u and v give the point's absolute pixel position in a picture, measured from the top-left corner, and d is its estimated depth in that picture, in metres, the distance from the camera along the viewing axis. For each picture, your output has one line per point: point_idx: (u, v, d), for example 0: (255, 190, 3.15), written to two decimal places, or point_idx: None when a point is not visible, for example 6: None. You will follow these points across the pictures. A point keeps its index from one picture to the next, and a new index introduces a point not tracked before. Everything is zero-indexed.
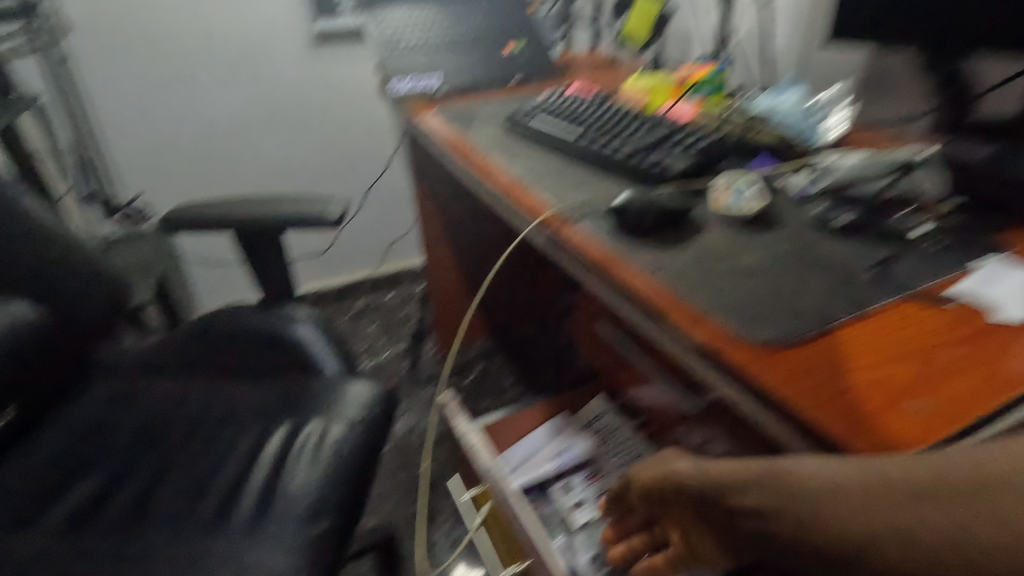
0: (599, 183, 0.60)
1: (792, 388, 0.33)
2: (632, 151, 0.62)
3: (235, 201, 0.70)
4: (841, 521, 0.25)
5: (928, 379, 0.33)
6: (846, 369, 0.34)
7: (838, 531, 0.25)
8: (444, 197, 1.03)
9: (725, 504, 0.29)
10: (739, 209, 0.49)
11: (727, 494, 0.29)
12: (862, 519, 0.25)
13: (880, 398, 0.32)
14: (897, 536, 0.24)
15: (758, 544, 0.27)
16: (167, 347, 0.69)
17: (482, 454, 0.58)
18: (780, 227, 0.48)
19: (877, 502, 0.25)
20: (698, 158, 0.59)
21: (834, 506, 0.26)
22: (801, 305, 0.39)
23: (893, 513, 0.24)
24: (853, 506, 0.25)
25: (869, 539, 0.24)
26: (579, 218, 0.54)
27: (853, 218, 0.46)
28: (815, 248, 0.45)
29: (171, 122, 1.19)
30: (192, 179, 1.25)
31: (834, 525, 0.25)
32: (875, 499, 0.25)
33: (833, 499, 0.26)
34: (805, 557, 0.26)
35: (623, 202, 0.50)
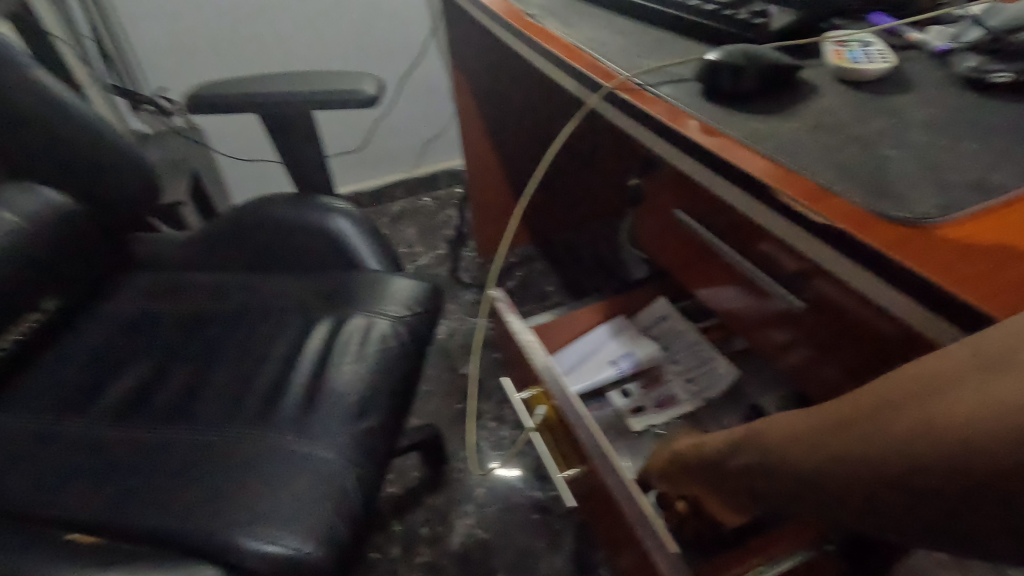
0: (679, 47, 0.51)
1: (931, 265, 0.26)
2: (720, 6, 0.51)
3: (261, 80, 0.63)
4: (873, 423, 0.21)
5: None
6: (1020, 249, 0.26)
7: (868, 440, 0.21)
8: (487, 83, 0.93)
9: (784, 437, 0.26)
10: (862, 66, 0.40)
11: (784, 428, 0.27)
12: (891, 418, 0.21)
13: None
14: (933, 425, 0.19)
15: (798, 480, 0.25)
16: (204, 239, 0.66)
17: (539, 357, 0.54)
18: (913, 89, 0.39)
19: (906, 398, 0.21)
20: (804, 12, 0.48)
21: (865, 414, 0.22)
22: (953, 176, 0.31)
23: (930, 405, 0.20)
24: (890, 407, 0.21)
25: (892, 436, 0.20)
26: (657, 84, 0.45)
27: (1018, 75, 0.37)
28: (963, 113, 0.36)
29: (193, 2, 1.09)
30: (220, 67, 1.18)
31: (863, 430, 0.22)
32: (923, 388, 0.21)
33: (870, 408, 0.22)
34: (840, 480, 0.22)
35: (715, 58, 0.41)
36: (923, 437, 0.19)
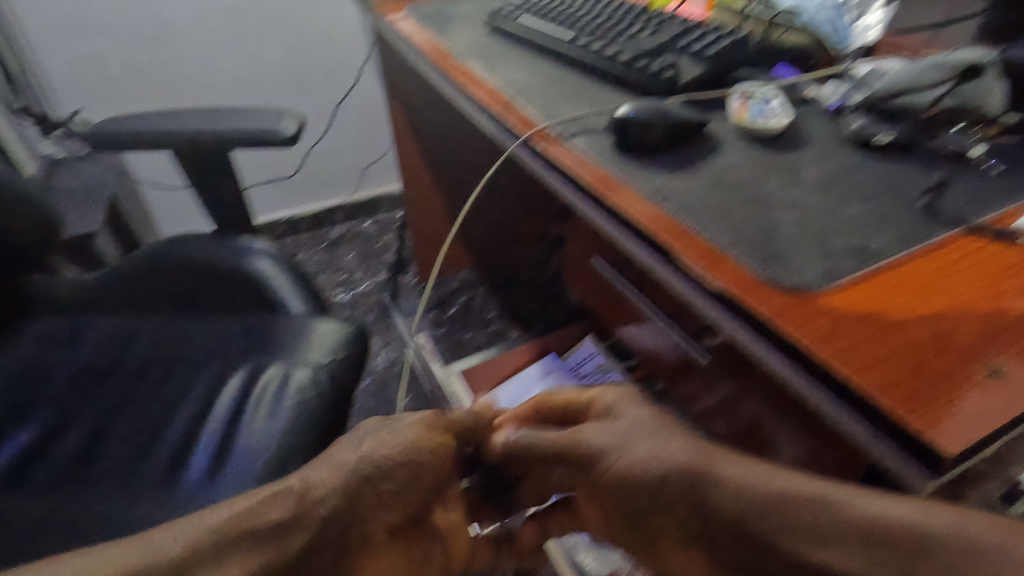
0: (597, 95, 0.51)
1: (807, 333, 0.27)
2: (634, 56, 0.53)
3: (171, 117, 0.60)
4: (832, 530, 0.23)
5: (1004, 332, 0.27)
6: (891, 318, 0.27)
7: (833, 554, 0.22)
8: (420, 114, 0.93)
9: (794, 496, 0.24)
10: (761, 122, 0.42)
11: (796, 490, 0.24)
12: (856, 533, 0.22)
13: (934, 339, 0.26)
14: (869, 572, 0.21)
15: (738, 566, 0.25)
16: (111, 281, 0.62)
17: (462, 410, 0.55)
18: (808, 147, 0.41)
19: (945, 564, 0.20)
20: (712, 66, 0.50)
21: (819, 514, 0.23)
22: (838, 241, 0.32)
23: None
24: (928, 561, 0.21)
25: (855, 554, 0.22)
26: (571, 135, 0.45)
27: (899, 136, 0.39)
28: (849, 173, 0.38)
29: (109, 24, 1.04)
30: (140, 90, 1.12)
31: (824, 543, 0.23)
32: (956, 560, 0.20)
33: (822, 507, 0.23)
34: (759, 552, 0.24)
35: (623, 113, 0.42)
36: (897, 564, 0.21)
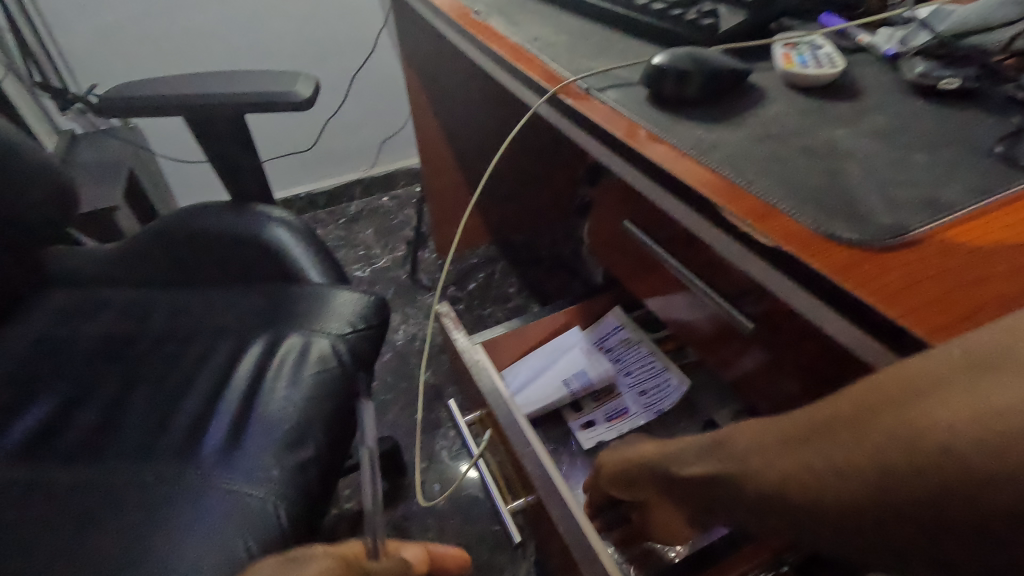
0: (628, 48, 0.48)
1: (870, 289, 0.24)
2: (668, 5, 0.49)
3: (184, 82, 0.58)
4: (785, 486, 0.22)
5: None
6: (967, 274, 0.25)
7: (785, 510, 0.22)
8: (438, 81, 0.90)
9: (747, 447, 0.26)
10: (810, 70, 0.39)
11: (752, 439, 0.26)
12: (795, 487, 0.22)
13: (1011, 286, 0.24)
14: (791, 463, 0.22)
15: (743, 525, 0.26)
16: (129, 254, 0.61)
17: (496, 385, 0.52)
18: (863, 96, 0.38)
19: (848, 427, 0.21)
20: (753, 13, 0.46)
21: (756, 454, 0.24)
22: (905, 191, 0.29)
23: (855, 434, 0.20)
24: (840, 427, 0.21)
25: (785, 476, 0.22)
26: (601, 89, 0.42)
27: (966, 82, 0.36)
28: (911, 122, 0.34)
29: None
30: (155, 63, 1.11)
31: (767, 474, 0.23)
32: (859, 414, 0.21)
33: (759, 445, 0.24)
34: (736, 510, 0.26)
35: (659, 61, 0.39)
36: (822, 475, 0.21)
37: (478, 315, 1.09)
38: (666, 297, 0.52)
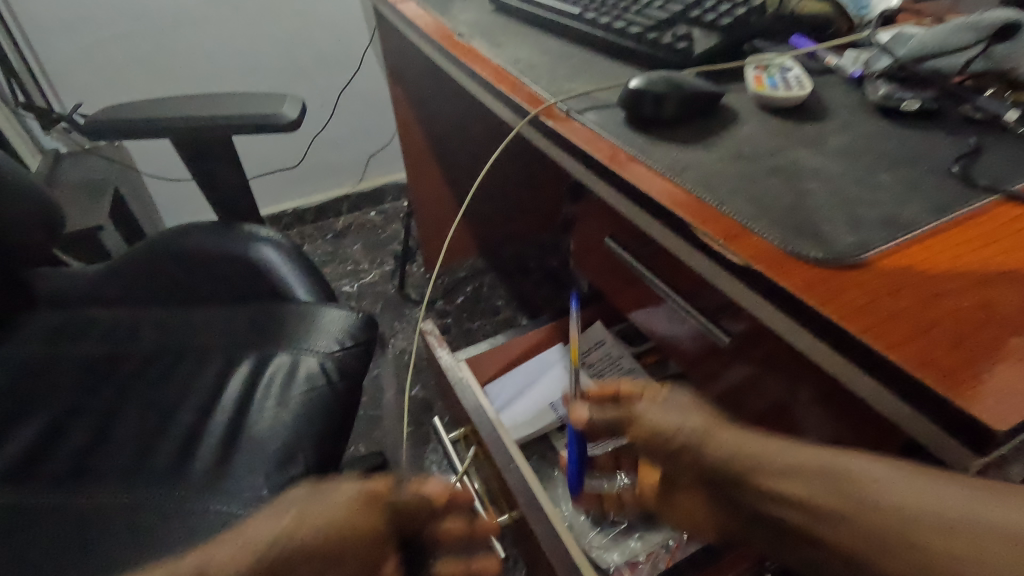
0: (606, 70, 0.50)
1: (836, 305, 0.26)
2: (645, 29, 0.51)
3: (171, 103, 0.58)
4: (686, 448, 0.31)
5: None
6: (915, 283, 0.26)
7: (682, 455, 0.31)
8: (424, 99, 0.91)
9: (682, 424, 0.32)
10: (780, 92, 0.40)
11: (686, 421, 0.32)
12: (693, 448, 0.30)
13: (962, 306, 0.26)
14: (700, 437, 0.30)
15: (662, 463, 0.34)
16: (115, 274, 0.61)
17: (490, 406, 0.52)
18: (830, 117, 0.39)
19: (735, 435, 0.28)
20: (725, 37, 0.48)
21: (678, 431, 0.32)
22: (868, 210, 0.31)
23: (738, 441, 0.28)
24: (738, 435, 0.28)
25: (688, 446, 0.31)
26: (581, 111, 0.44)
27: (927, 103, 0.37)
28: (874, 142, 0.36)
29: (106, 13, 1.02)
30: (140, 81, 1.11)
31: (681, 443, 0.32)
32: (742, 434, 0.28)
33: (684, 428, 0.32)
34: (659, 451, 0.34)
35: (635, 85, 0.40)
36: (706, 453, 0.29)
37: (466, 329, 1.09)
38: (648, 312, 0.53)
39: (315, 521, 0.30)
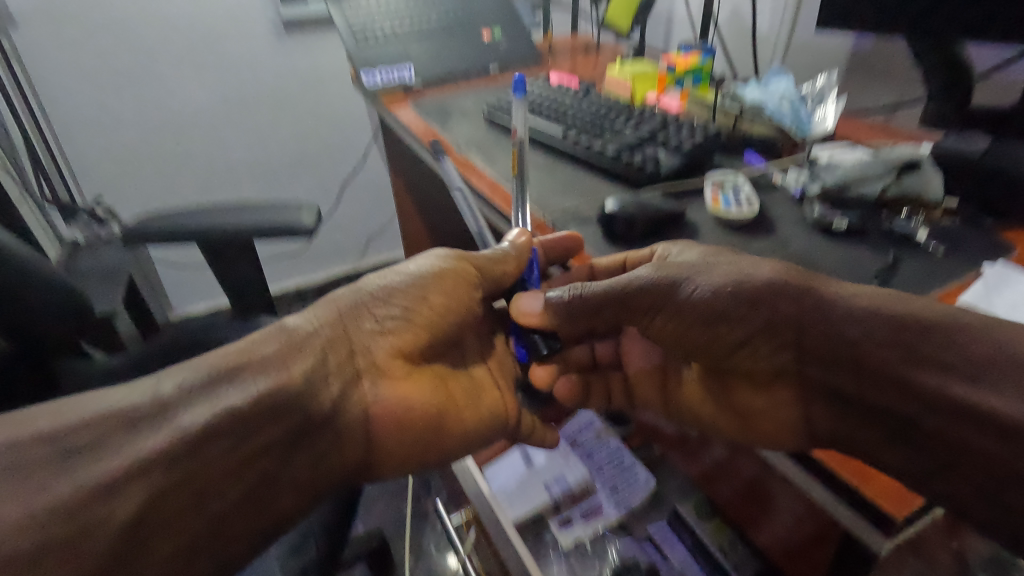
0: (587, 184, 0.58)
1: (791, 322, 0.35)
2: (619, 149, 0.59)
3: (200, 212, 0.66)
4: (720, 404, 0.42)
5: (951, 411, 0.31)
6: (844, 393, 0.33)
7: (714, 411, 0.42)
8: (424, 194, 1.00)
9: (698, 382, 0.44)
10: (733, 209, 0.48)
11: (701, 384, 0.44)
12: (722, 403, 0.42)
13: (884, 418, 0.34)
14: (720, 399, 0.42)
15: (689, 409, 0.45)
16: (140, 367, 0.66)
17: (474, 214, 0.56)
18: (776, 233, 0.46)
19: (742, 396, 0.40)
20: (687, 158, 0.57)
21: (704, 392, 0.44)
22: None
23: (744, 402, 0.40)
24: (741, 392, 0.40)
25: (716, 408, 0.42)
26: (564, 225, 0.51)
27: (853, 222, 0.44)
28: (814, 255, 0.43)
29: (135, 116, 1.14)
30: (157, 175, 1.21)
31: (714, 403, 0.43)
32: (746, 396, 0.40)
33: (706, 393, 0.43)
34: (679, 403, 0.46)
35: (610, 206, 0.47)
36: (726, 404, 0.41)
37: None
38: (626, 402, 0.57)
39: (408, 276, 0.44)
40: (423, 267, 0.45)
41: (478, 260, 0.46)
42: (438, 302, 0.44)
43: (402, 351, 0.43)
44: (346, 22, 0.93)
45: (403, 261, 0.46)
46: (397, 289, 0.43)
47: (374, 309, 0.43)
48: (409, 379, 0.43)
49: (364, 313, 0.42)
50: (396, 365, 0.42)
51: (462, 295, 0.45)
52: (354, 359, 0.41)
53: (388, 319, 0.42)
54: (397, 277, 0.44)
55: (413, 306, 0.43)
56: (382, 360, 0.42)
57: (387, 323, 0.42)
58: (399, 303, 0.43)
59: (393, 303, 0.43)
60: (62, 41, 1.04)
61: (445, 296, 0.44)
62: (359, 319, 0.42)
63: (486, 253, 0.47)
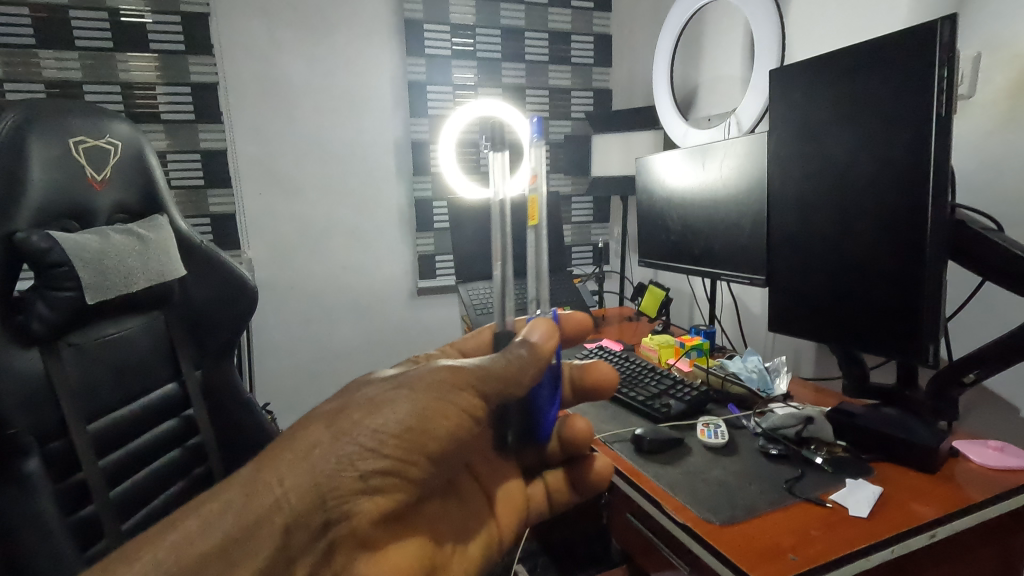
0: (626, 416, 0.93)
1: None
2: (645, 397, 0.95)
3: None
4: None
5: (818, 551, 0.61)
6: (764, 535, 0.61)
7: None
8: None
9: None
10: (712, 439, 0.81)
11: None
12: None
13: (773, 557, 0.57)
14: None
15: None
16: None
17: (500, 270, 0.53)
18: (736, 456, 0.78)
19: None
20: (688, 405, 0.92)
21: None
22: (740, 500, 0.67)
23: None
24: None
25: None
26: (612, 442, 0.85)
27: (777, 449, 0.77)
28: (758, 470, 0.74)
29: (309, 345, 1.72)
30: (308, 383, 1.75)
31: None
32: None
33: None
34: None
35: (639, 433, 0.82)
36: None
37: None
38: (633, 519, 0.79)
39: (398, 419, 0.41)
40: (408, 392, 0.42)
41: (479, 379, 0.44)
42: (433, 447, 0.42)
43: (380, 515, 0.41)
44: (468, 299, 1.47)
45: (381, 382, 0.43)
46: (390, 435, 0.40)
47: (361, 463, 0.39)
48: (388, 546, 0.43)
49: (348, 465, 0.39)
50: (372, 529, 0.41)
51: (457, 424, 0.43)
52: (323, 530, 0.39)
53: (374, 476, 0.40)
54: (391, 416, 0.41)
55: (404, 457, 0.41)
56: (357, 527, 0.40)
57: (374, 476, 0.40)
58: (388, 455, 0.40)
59: (382, 455, 0.40)
60: (280, 297, 1.67)
61: (442, 430, 0.42)
62: (339, 480, 0.39)
63: (482, 367, 0.45)
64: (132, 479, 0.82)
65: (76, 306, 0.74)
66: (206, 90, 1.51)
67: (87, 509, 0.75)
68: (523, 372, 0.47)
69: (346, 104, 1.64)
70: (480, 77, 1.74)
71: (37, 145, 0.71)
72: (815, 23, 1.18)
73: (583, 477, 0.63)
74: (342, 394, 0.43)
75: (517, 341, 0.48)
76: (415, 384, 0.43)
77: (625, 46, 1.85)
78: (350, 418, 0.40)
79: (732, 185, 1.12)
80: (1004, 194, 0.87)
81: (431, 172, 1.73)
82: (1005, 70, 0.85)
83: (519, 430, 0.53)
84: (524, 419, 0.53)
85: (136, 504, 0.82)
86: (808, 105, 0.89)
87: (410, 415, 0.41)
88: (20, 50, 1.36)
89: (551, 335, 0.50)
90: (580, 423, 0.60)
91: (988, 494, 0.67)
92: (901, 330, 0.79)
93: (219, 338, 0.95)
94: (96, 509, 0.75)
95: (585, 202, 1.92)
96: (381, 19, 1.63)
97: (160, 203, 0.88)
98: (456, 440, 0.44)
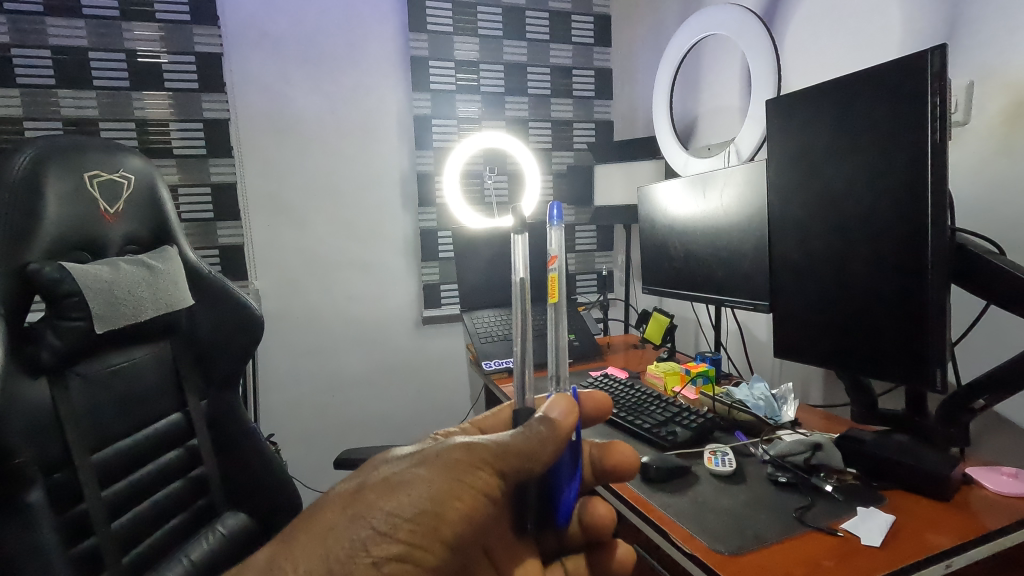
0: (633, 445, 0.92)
1: None
2: (651, 424, 0.94)
3: None
4: None
5: None
6: (774, 564, 0.60)
7: None
8: None
9: None
10: (720, 468, 0.80)
11: None
12: None
13: None
14: None
15: None
16: None
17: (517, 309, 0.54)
18: (744, 485, 0.77)
19: None
20: (694, 433, 0.91)
21: None
22: (749, 529, 0.66)
23: None
24: None
25: None
26: None
27: (787, 478, 0.76)
28: (767, 499, 0.73)
29: (315, 375, 1.72)
30: (313, 414, 1.74)
31: None
32: None
33: None
34: None
35: (645, 461, 0.81)
36: None
37: None
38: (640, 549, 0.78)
39: (414, 501, 0.41)
40: (423, 471, 0.43)
41: (496, 455, 0.45)
42: (448, 531, 0.42)
43: None
44: (473, 328, 1.48)
45: (397, 462, 0.44)
46: (405, 518, 0.41)
47: (376, 548, 0.39)
48: None
49: (361, 551, 0.39)
50: None
51: (472, 505, 0.43)
52: None
53: (388, 563, 0.39)
54: (406, 498, 0.41)
55: (417, 542, 0.41)
56: None
57: (389, 563, 0.40)
58: (402, 539, 0.40)
59: (396, 540, 0.40)
60: (285, 328, 1.68)
61: (457, 514, 0.42)
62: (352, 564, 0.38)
63: (500, 446, 0.45)
64: (135, 509, 0.82)
65: (85, 334, 0.75)
66: (218, 126, 1.55)
67: (89, 541, 0.74)
68: (540, 448, 0.46)
69: (353, 139, 1.68)
70: (484, 110, 1.79)
71: (53, 181, 0.73)
72: (809, 56, 1.21)
73: (605, 562, 0.62)
74: (359, 473, 0.44)
75: (535, 418, 0.47)
76: (432, 463, 0.43)
77: (625, 80, 1.90)
78: (366, 500, 0.41)
79: (732, 212, 1.13)
80: (1005, 219, 0.87)
81: (436, 203, 1.76)
82: (998, 96, 0.86)
83: (536, 505, 0.52)
84: (544, 499, 0.51)
85: (137, 534, 0.81)
86: (804, 134, 0.91)
87: (424, 497, 0.42)
88: (39, 90, 1.41)
89: (571, 412, 0.49)
90: (600, 508, 0.60)
91: (1004, 522, 0.65)
92: (907, 357, 0.78)
93: (224, 368, 0.96)
94: (98, 540, 0.75)
95: (589, 231, 1.94)
96: (387, 56, 1.69)
97: (170, 235, 0.90)
98: (472, 522, 0.44)
